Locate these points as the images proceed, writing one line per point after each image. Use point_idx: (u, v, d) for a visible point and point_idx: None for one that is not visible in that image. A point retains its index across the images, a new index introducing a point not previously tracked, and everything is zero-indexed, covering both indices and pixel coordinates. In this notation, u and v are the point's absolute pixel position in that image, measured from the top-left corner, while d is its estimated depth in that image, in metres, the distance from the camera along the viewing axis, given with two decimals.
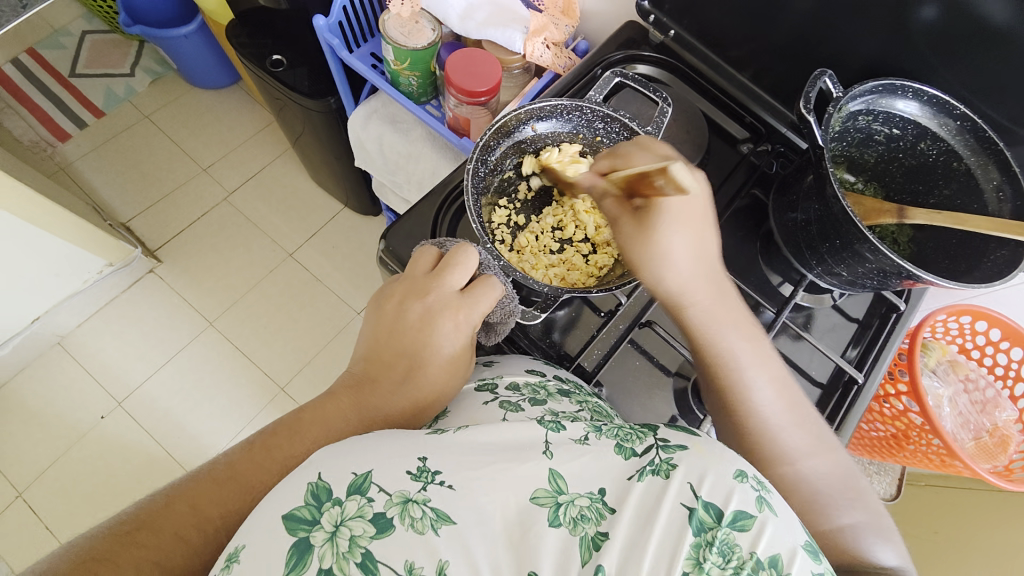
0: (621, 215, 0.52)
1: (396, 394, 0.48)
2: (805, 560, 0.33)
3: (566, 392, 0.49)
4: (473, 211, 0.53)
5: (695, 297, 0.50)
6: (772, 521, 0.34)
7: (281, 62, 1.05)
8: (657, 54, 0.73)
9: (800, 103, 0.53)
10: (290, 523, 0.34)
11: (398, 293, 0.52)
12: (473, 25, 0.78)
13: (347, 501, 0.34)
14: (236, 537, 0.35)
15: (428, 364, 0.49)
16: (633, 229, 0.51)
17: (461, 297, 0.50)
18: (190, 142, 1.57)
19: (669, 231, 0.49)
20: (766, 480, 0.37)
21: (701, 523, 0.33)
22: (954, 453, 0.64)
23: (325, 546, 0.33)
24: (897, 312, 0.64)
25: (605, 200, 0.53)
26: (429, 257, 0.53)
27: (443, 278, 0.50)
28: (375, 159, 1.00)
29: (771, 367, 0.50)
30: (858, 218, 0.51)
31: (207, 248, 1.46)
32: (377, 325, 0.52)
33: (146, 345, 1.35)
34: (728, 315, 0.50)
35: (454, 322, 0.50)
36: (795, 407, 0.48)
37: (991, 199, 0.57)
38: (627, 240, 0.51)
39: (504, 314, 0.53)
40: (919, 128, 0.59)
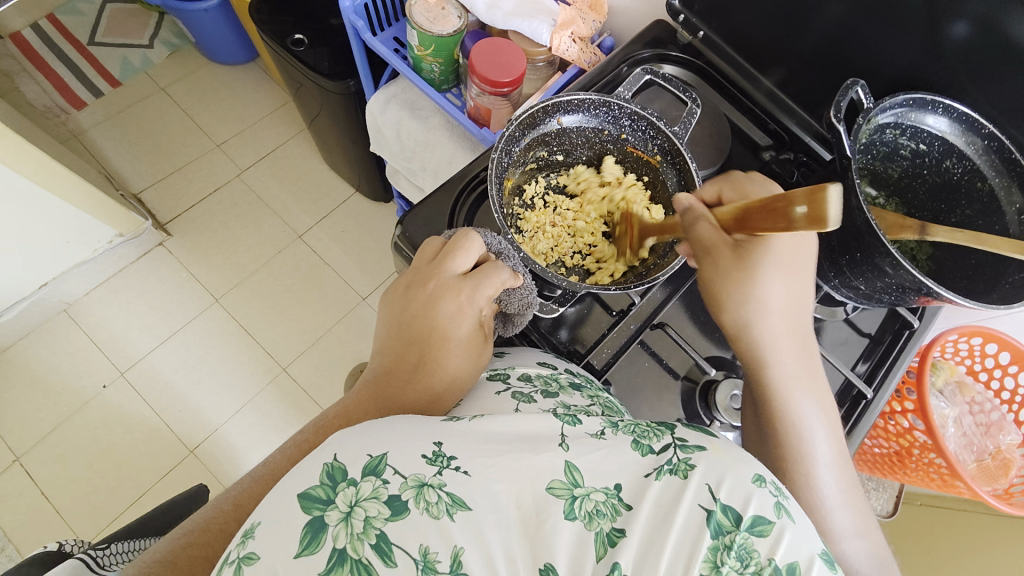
0: (724, 244, 0.49)
1: (417, 388, 0.47)
2: (823, 569, 0.33)
3: (579, 385, 0.50)
4: (495, 198, 0.53)
5: (777, 341, 0.50)
6: (790, 527, 0.34)
7: (302, 41, 1.05)
8: (683, 54, 0.72)
9: (831, 112, 0.53)
10: (305, 501, 0.34)
11: (403, 284, 0.53)
12: (500, 14, 0.77)
13: (362, 482, 0.34)
14: (253, 513, 0.35)
15: (444, 355, 0.48)
16: (729, 262, 0.48)
17: (462, 280, 0.50)
18: (205, 116, 1.56)
19: (772, 281, 0.49)
20: (783, 487, 0.37)
21: (718, 526, 0.33)
22: (957, 474, 0.63)
23: (340, 525, 0.32)
24: (910, 329, 0.64)
25: (703, 223, 0.50)
26: (433, 246, 0.53)
27: (445, 263, 0.51)
28: (392, 144, 1.00)
29: (838, 442, 0.49)
30: (882, 231, 0.51)
31: (217, 224, 1.46)
32: (389, 317, 0.53)
33: (151, 317, 1.35)
34: (809, 379, 0.50)
35: (456, 304, 0.50)
36: (848, 485, 0.47)
37: (1012, 220, 0.56)
38: (722, 271, 0.49)
39: (521, 305, 0.53)
40: (945, 145, 0.58)
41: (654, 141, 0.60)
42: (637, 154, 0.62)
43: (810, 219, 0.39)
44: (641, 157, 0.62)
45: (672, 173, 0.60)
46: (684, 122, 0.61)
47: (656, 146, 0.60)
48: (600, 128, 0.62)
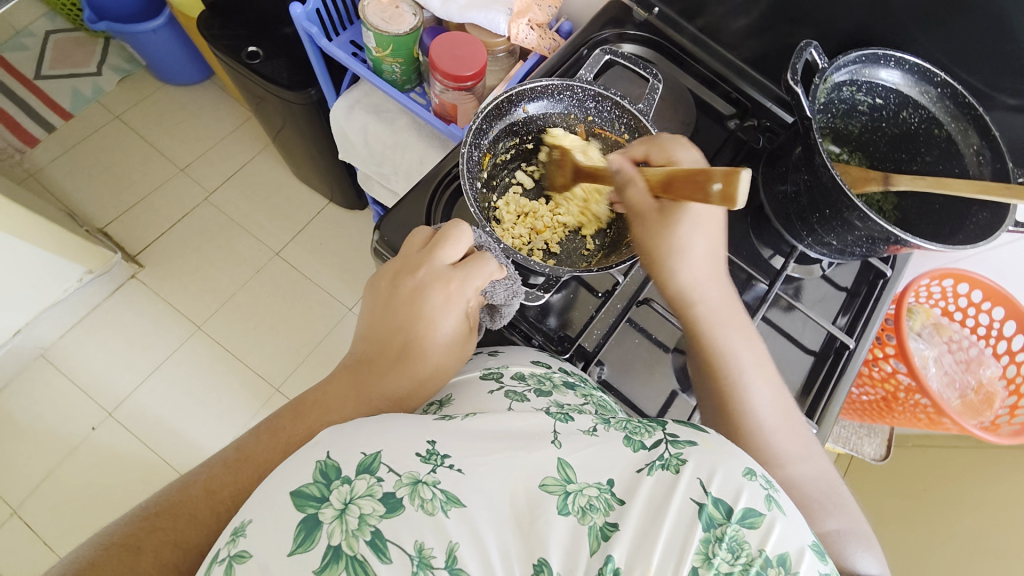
0: (649, 209, 0.51)
1: (398, 373, 0.47)
2: (813, 560, 0.34)
3: (573, 384, 0.50)
4: (470, 188, 0.53)
5: (704, 284, 0.52)
6: (781, 519, 0.35)
7: (257, 54, 1.02)
8: (641, 32, 0.73)
9: (788, 74, 0.52)
10: (298, 499, 0.34)
11: (390, 272, 0.52)
12: (455, 7, 0.75)
13: (356, 480, 0.35)
14: (243, 513, 0.36)
15: (427, 345, 0.48)
16: (655, 221, 0.51)
17: (452, 270, 0.50)
18: (165, 141, 1.53)
19: (690, 229, 0.51)
20: (774, 480, 0.38)
21: (710, 518, 0.34)
22: (941, 410, 0.67)
23: (334, 522, 0.33)
24: (884, 278, 0.67)
25: (632, 190, 0.52)
26: (422, 236, 0.53)
27: (434, 253, 0.50)
28: (360, 149, 1.01)
29: (774, 377, 0.50)
30: (847, 185, 0.52)
31: (191, 250, 1.43)
32: (375, 306, 0.52)
33: (134, 353, 1.32)
34: (734, 319, 0.52)
35: (446, 294, 0.49)
36: (787, 413, 0.49)
37: (972, 162, 0.57)
38: (650, 232, 0.51)
39: (509, 295, 0.53)
40: (900, 97, 0.59)
41: (620, 120, 0.59)
42: (605, 135, 0.62)
43: (724, 197, 0.44)
44: (609, 139, 0.61)
45: None
46: (647, 98, 0.60)
47: (622, 125, 0.59)
48: (566, 113, 0.61)
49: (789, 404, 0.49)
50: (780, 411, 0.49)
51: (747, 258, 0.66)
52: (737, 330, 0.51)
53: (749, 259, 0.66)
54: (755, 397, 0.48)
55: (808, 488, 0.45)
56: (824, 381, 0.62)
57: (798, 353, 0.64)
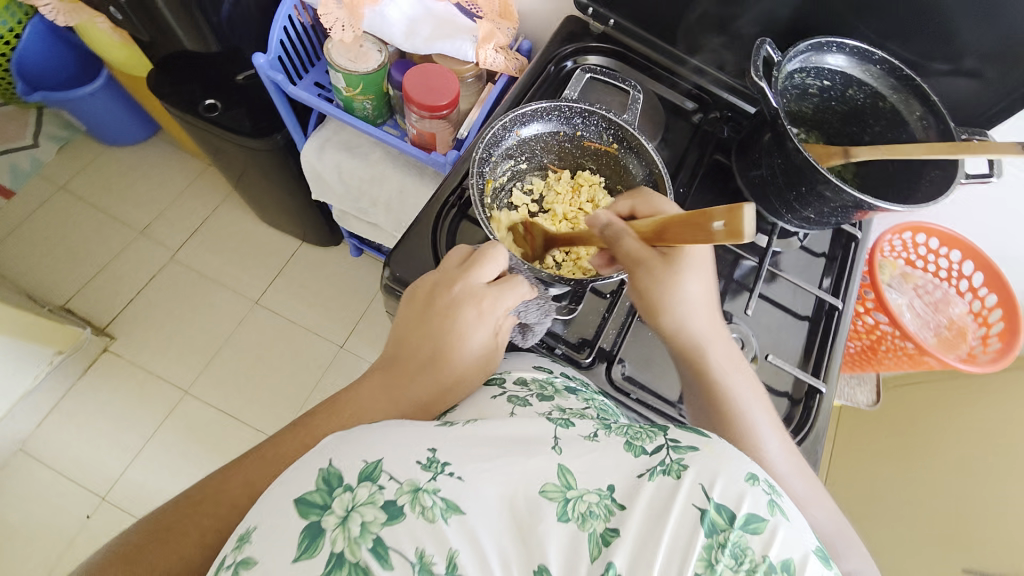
0: (649, 258, 0.52)
1: (424, 377, 0.48)
2: (816, 564, 0.35)
3: (574, 389, 0.51)
4: (481, 213, 0.53)
5: (708, 331, 0.54)
6: (783, 525, 0.36)
7: (215, 105, 1.00)
8: (602, 43, 0.77)
9: (751, 72, 0.57)
10: (302, 507, 0.35)
11: (427, 284, 0.53)
12: (420, 41, 0.77)
13: (359, 488, 0.36)
14: (249, 519, 0.37)
15: (457, 357, 0.49)
16: (661, 270, 0.51)
17: (488, 287, 0.51)
18: (118, 205, 1.46)
19: (689, 277, 0.52)
20: (777, 485, 0.39)
21: (712, 524, 0.35)
22: (925, 351, 0.74)
23: (337, 530, 0.34)
24: (855, 240, 0.73)
25: (628, 239, 0.52)
26: (459, 253, 0.54)
27: (471, 271, 0.51)
28: (335, 187, 1.02)
29: (778, 422, 0.53)
30: (818, 163, 0.57)
31: (164, 313, 1.37)
32: (407, 318, 0.52)
33: (120, 430, 1.25)
34: (739, 367, 0.54)
35: (479, 311, 0.50)
36: (797, 460, 0.50)
37: (917, 128, 0.64)
38: (655, 281, 0.52)
39: (541, 313, 0.56)
40: (845, 78, 0.65)
41: (608, 132, 0.60)
42: (594, 147, 0.62)
43: (729, 232, 0.42)
44: (597, 150, 0.62)
45: (633, 158, 0.60)
46: (631, 108, 0.64)
47: (610, 135, 0.59)
48: (554, 131, 0.61)
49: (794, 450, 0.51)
50: (790, 457, 0.50)
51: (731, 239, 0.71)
52: (742, 377, 0.53)
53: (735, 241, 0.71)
54: (768, 443, 0.50)
55: (820, 531, 0.47)
56: (822, 342, 0.67)
57: (794, 321, 0.68)
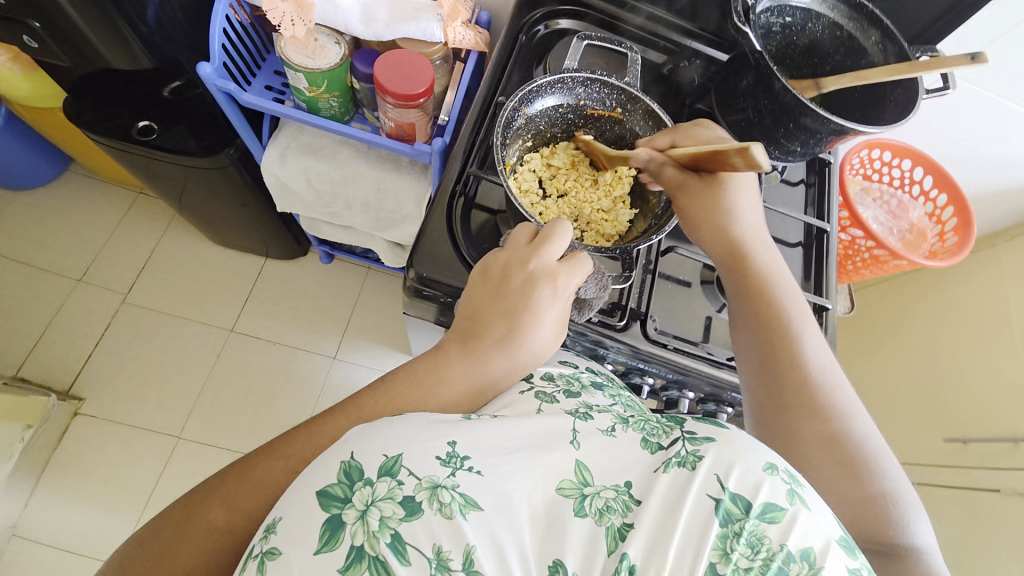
0: (687, 180, 0.55)
1: (500, 351, 0.48)
2: (838, 554, 0.34)
3: (599, 385, 0.52)
4: (511, 195, 0.54)
5: (755, 242, 0.56)
6: (803, 513, 0.35)
7: (151, 127, 0.90)
8: (568, 4, 0.76)
9: (735, 19, 0.59)
10: (323, 500, 0.34)
11: (498, 261, 0.51)
12: (381, 26, 0.73)
13: (378, 483, 0.35)
14: (273, 510, 0.36)
15: (533, 333, 0.49)
16: (696, 189, 0.55)
17: (559, 265, 0.50)
18: (45, 255, 1.31)
19: (732, 193, 0.55)
20: (798, 475, 0.38)
21: (727, 514, 0.35)
22: (897, 255, 0.82)
23: (356, 523, 0.33)
24: (828, 164, 0.79)
25: (665, 167, 0.56)
26: (525, 232, 0.53)
27: (543, 250, 0.50)
28: (305, 196, 0.96)
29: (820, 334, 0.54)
30: (804, 98, 0.61)
31: (131, 362, 1.27)
32: (478, 292, 0.51)
33: (118, 491, 1.17)
34: (788, 280, 0.55)
35: (552, 289, 0.49)
36: (841, 373, 0.52)
37: (875, 52, 0.68)
38: (692, 199, 0.55)
39: (599, 288, 0.56)
40: (807, 12, 0.69)
41: (610, 96, 0.60)
42: (597, 114, 0.62)
43: (749, 164, 0.49)
44: (602, 117, 0.62)
45: (638, 119, 0.60)
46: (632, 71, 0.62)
47: (614, 100, 0.60)
48: (558, 102, 0.60)
49: (836, 362, 0.52)
50: (836, 369, 0.51)
51: None
52: (793, 289, 0.55)
53: None
54: (813, 348, 0.51)
55: (862, 440, 0.46)
56: (817, 263, 0.73)
57: (789, 249, 0.74)
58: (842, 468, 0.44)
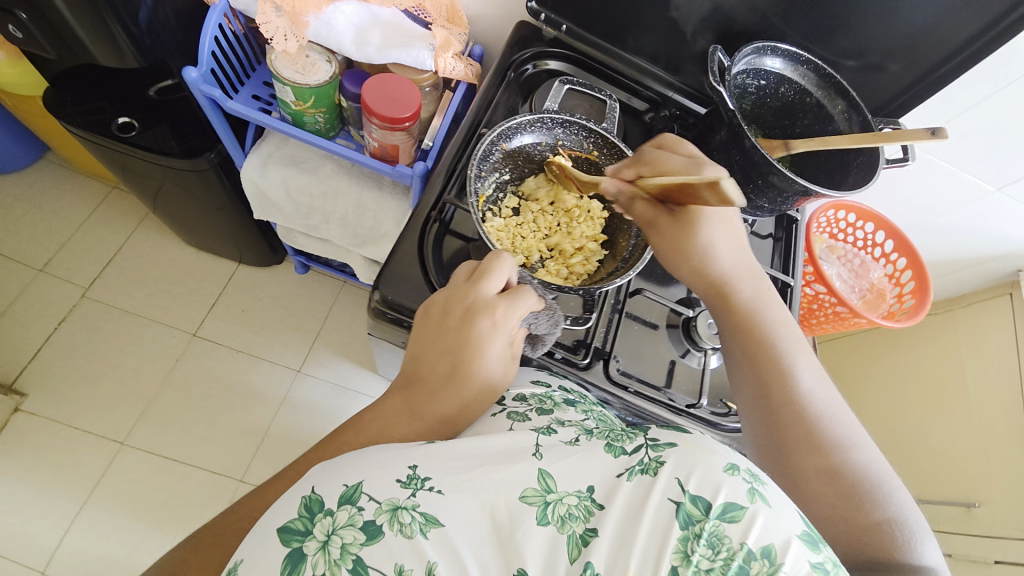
0: (658, 215, 0.55)
1: (442, 395, 0.48)
2: (800, 550, 0.33)
3: (572, 402, 0.52)
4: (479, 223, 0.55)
5: (739, 271, 0.56)
6: (764, 511, 0.34)
7: (131, 124, 0.90)
8: (557, 48, 0.79)
9: (709, 78, 0.62)
10: (284, 535, 0.36)
11: (439, 301, 0.53)
12: (373, 50, 0.74)
13: (338, 511, 0.37)
14: (236, 552, 0.37)
15: (475, 368, 0.49)
16: (671, 228, 0.54)
17: (498, 298, 0.51)
18: (7, 241, 1.27)
19: (712, 225, 0.55)
20: (760, 473, 0.37)
21: (688, 516, 0.34)
22: (857, 313, 0.85)
23: (317, 554, 0.35)
24: (795, 222, 0.82)
25: (636, 203, 0.55)
26: (465, 268, 0.55)
27: (480, 283, 0.51)
28: (283, 205, 0.96)
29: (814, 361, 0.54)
30: (772, 158, 0.63)
31: (83, 359, 1.21)
32: (424, 331, 0.52)
33: (49, 497, 1.10)
34: (774, 307, 0.56)
35: (491, 321, 0.50)
36: (835, 399, 0.51)
37: (841, 120, 0.72)
38: (670, 237, 0.54)
39: (551, 323, 0.55)
40: (779, 78, 0.72)
41: (588, 139, 0.62)
42: (574, 156, 0.63)
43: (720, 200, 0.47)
44: (579, 159, 0.63)
45: (614, 163, 0.62)
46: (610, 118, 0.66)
47: (591, 143, 0.62)
48: (537, 141, 0.62)
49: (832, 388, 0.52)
50: (827, 396, 0.51)
51: None
52: (782, 321, 0.55)
53: None
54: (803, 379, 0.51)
55: (864, 469, 0.46)
56: None
57: None
58: (840, 498, 0.44)
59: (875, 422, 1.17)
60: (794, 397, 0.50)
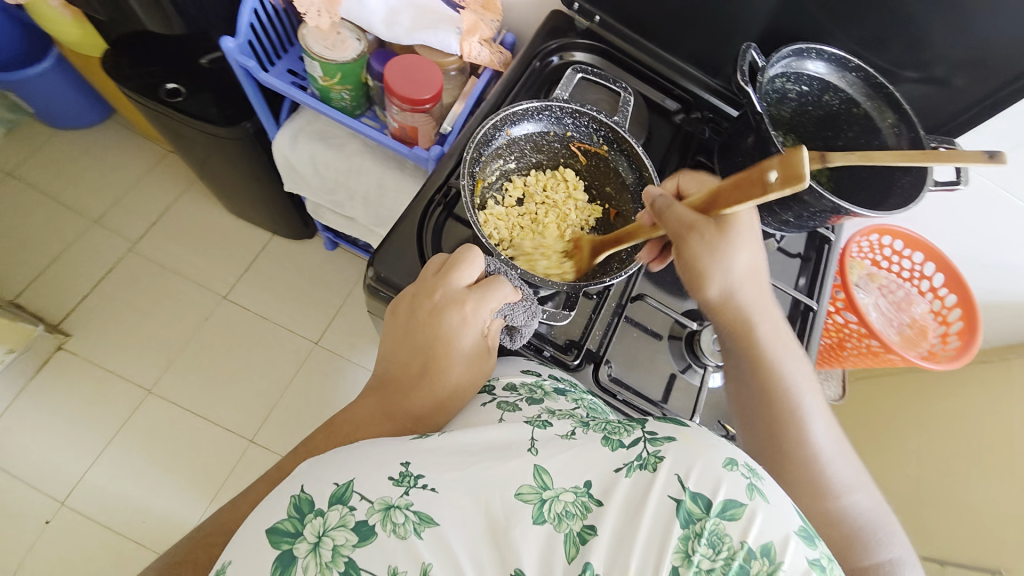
0: (700, 222, 0.49)
1: (413, 395, 0.48)
2: (799, 546, 0.33)
3: (563, 391, 0.50)
4: (472, 211, 0.53)
5: (757, 303, 0.54)
6: (763, 507, 0.34)
7: (178, 90, 0.94)
8: (587, 40, 0.77)
9: (738, 78, 0.58)
10: (274, 537, 0.36)
11: (407, 296, 0.52)
12: (402, 30, 0.75)
13: (329, 512, 0.37)
14: (223, 554, 0.38)
15: (446, 362, 0.49)
16: (713, 237, 0.49)
17: (468, 291, 0.50)
18: (69, 193, 1.37)
19: (741, 246, 0.51)
20: (758, 467, 0.36)
21: (689, 514, 0.34)
22: (890, 348, 0.78)
23: (308, 556, 0.35)
24: (828, 242, 0.76)
25: (676, 209, 0.50)
26: (436, 262, 0.53)
27: (448, 277, 0.50)
28: (310, 180, 0.98)
29: (822, 400, 0.53)
30: (799, 167, 0.59)
31: (123, 309, 1.30)
32: (396, 328, 0.52)
33: (77, 432, 1.19)
34: (787, 344, 0.54)
35: (461, 315, 0.50)
36: (840, 440, 0.51)
37: (889, 135, 0.66)
38: (706, 249, 0.49)
39: (527, 315, 0.52)
40: (823, 83, 0.67)
41: (598, 133, 0.61)
42: (584, 148, 0.63)
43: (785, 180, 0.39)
44: (588, 151, 0.63)
45: (623, 161, 0.61)
46: (622, 110, 0.63)
47: (601, 137, 0.61)
48: (545, 130, 0.61)
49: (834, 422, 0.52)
50: (834, 438, 0.51)
51: None
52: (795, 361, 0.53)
53: None
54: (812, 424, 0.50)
55: (859, 516, 0.47)
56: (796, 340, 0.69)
57: None
58: (837, 544, 0.46)
59: (905, 471, 1.08)
60: (806, 439, 0.49)
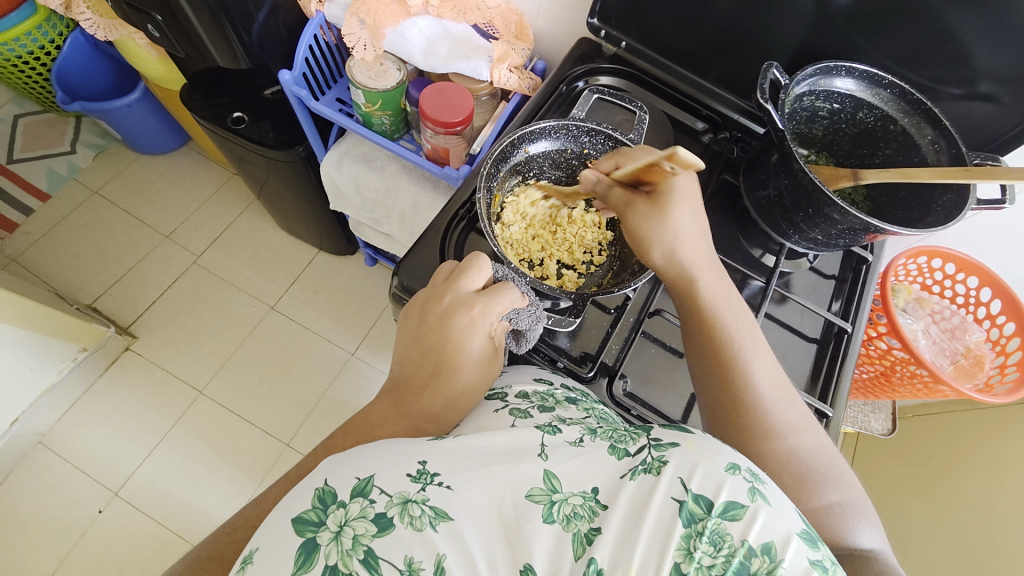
0: (632, 200, 0.56)
1: (424, 394, 0.51)
2: (801, 547, 0.32)
3: (574, 400, 0.50)
4: (486, 220, 0.56)
5: (698, 258, 0.54)
6: (765, 509, 0.33)
7: (242, 118, 1.05)
8: (613, 65, 0.80)
9: (757, 95, 0.58)
10: (299, 525, 0.37)
11: (419, 301, 0.56)
12: (438, 60, 0.81)
13: (350, 504, 0.37)
14: (251, 542, 0.38)
15: (458, 364, 0.51)
16: (645, 208, 0.55)
17: (476, 295, 0.53)
18: (146, 210, 1.53)
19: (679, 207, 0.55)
20: (759, 472, 0.36)
21: (691, 514, 0.33)
22: (939, 378, 0.72)
23: (330, 544, 0.35)
24: (866, 263, 0.72)
25: (612, 190, 0.58)
26: (446, 268, 0.57)
27: (458, 281, 0.54)
28: (353, 199, 1.05)
29: (769, 353, 0.52)
30: (824, 185, 0.57)
31: (183, 315, 1.42)
32: (408, 332, 0.55)
33: (134, 427, 1.29)
34: (731, 296, 0.54)
35: (470, 317, 0.52)
36: (785, 387, 0.51)
37: (928, 151, 0.63)
38: (642, 217, 0.55)
39: (532, 320, 0.55)
40: (855, 101, 0.66)
41: (613, 150, 0.63)
42: None
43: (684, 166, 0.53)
44: None
45: None
46: (637, 128, 0.68)
47: None
48: (562, 147, 0.65)
49: (781, 374, 0.52)
50: (779, 384, 0.50)
51: (740, 260, 0.70)
52: (738, 312, 0.53)
53: (742, 261, 0.70)
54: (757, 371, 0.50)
55: (810, 456, 0.47)
56: (829, 365, 0.66)
57: (801, 343, 0.67)
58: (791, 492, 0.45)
59: (968, 518, 0.98)
60: (749, 387, 0.49)
